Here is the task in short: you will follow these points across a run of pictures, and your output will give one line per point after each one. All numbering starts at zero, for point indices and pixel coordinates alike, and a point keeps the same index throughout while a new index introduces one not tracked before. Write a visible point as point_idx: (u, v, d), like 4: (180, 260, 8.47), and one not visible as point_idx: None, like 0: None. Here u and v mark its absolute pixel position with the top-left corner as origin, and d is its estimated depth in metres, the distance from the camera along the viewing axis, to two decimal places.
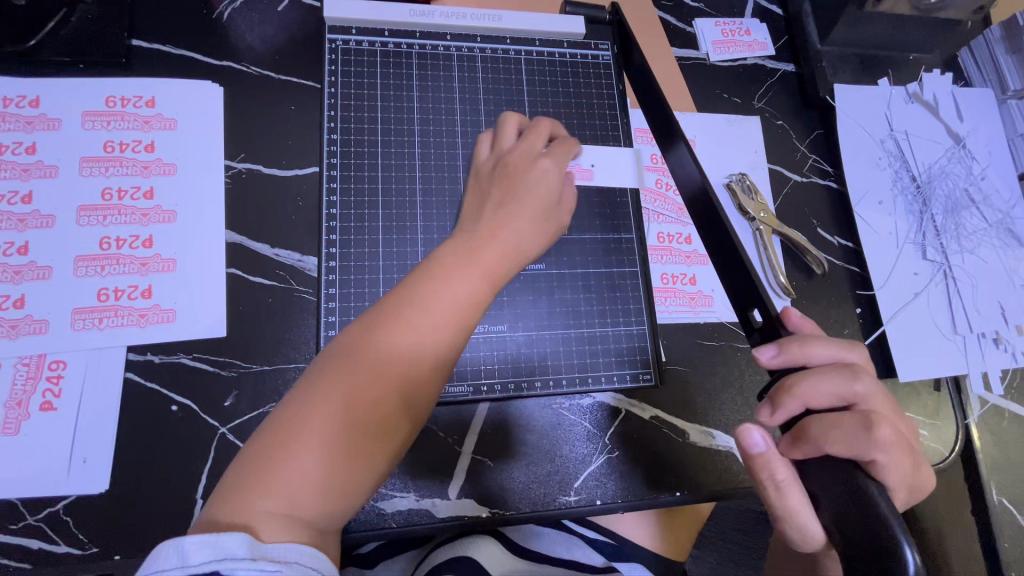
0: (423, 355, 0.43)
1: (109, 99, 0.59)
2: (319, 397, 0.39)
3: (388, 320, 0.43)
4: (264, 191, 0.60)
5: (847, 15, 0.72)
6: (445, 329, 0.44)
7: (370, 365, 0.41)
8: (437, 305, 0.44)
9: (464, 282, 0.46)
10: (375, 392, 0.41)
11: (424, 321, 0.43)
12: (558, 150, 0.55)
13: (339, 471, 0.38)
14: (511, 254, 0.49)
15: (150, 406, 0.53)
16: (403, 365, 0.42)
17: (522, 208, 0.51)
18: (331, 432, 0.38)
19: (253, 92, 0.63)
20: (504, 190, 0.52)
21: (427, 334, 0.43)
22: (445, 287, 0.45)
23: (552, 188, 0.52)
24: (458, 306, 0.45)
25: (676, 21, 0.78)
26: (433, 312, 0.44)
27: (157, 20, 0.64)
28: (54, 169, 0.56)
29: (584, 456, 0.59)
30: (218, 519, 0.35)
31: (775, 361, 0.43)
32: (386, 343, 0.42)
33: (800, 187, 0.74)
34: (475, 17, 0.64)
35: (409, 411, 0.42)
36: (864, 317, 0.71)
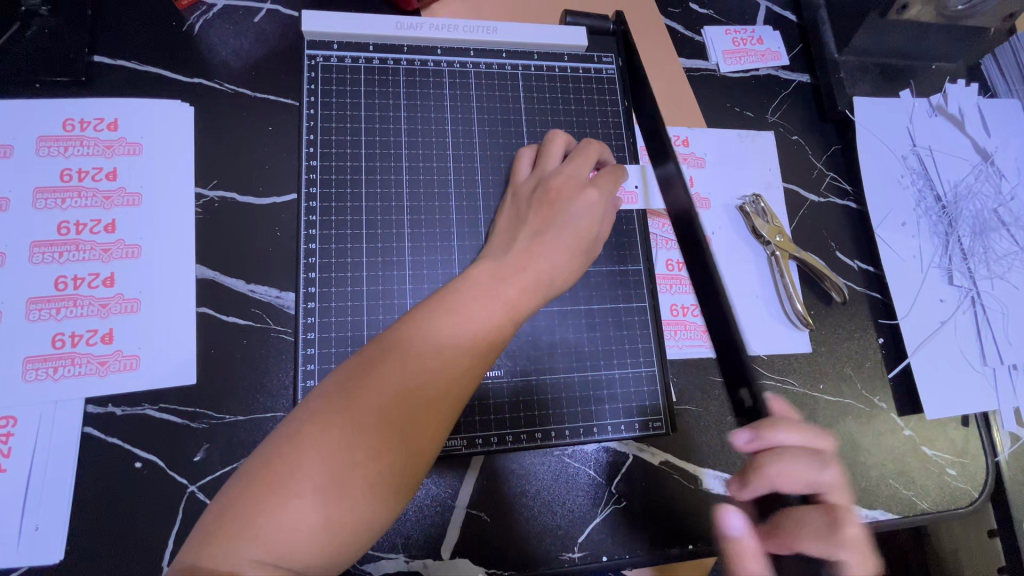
0: (436, 393, 0.38)
1: (67, 122, 0.54)
2: (316, 430, 0.35)
3: (404, 350, 0.38)
4: (238, 221, 0.55)
5: (868, 23, 0.67)
6: (461, 363, 0.39)
7: (378, 400, 0.36)
8: (453, 334, 0.40)
9: (479, 313, 0.41)
10: (380, 430, 0.36)
11: (435, 357, 0.39)
12: (604, 175, 0.51)
13: (331, 516, 0.33)
14: (529, 284, 0.44)
15: (111, 464, 0.48)
16: (410, 407, 0.37)
17: (563, 238, 0.47)
18: (327, 469, 0.34)
19: (227, 112, 0.58)
20: (543, 219, 0.47)
21: (443, 370, 0.39)
22: (463, 315, 0.41)
23: (595, 223, 0.48)
24: (476, 338, 0.40)
25: (683, 29, 0.73)
26: (448, 343, 0.39)
27: (121, 34, 0.58)
28: (5, 201, 0.51)
29: (589, 507, 0.54)
30: (201, 568, 0.31)
31: (749, 446, 0.44)
32: (397, 376, 0.37)
33: (817, 208, 0.70)
34: (468, 29, 0.59)
35: (415, 456, 0.37)
36: (886, 349, 0.66)
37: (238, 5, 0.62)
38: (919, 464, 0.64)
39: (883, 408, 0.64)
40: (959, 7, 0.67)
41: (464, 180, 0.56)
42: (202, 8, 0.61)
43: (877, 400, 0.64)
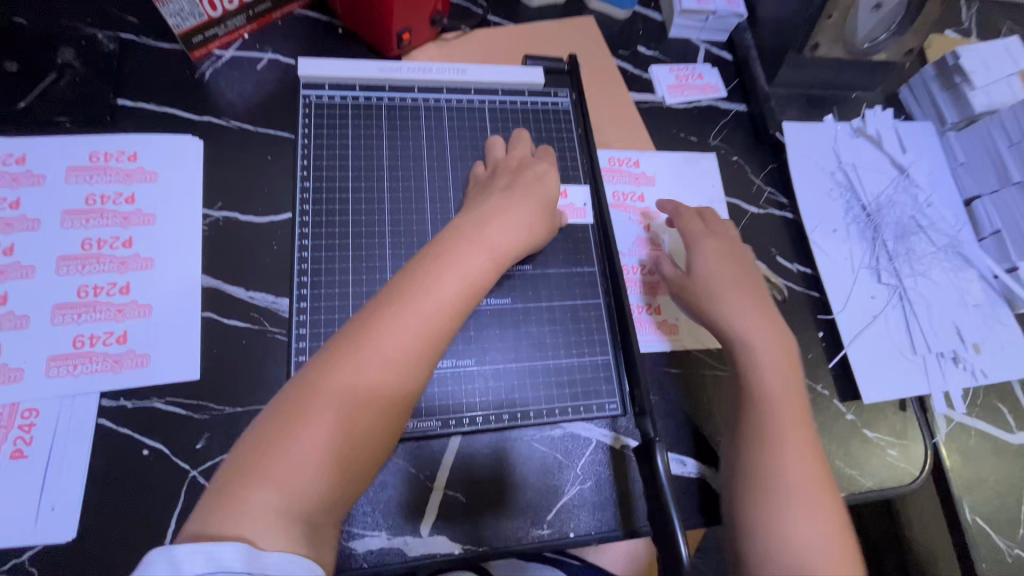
0: (412, 358, 0.44)
1: (93, 154, 0.62)
2: (311, 401, 0.40)
3: (379, 322, 0.43)
4: (240, 237, 0.63)
5: (789, 58, 0.79)
6: (434, 330, 0.45)
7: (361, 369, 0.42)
8: (425, 307, 0.45)
9: (451, 279, 0.47)
10: (368, 395, 0.41)
11: (414, 318, 0.44)
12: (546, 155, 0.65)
13: (335, 470, 0.39)
14: (492, 254, 0.51)
15: (121, 451, 0.54)
16: (396, 365, 0.43)
17: (516, 211, 0.55)
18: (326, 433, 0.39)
19: (232, 145, 0.67)
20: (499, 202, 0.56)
21: (417, 337, 0.44)
22: (438, 282, 0.46)
23: (550, 188, 0.60)
24: (446, 305, 0.46)
25: (633, 68, 0.83)
26: (421, 315, 0.45)
27: (142, 81, 0.68)
28: (37, 222, 0.59)
29: (556, 486, 0.59)
30: (210, 532, 0.35)
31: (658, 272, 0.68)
32: (376, 347, 0.43)
33: (758, 219, 0.78)
34: (441, 71, 0.68)
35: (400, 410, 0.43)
36: (826, 341, 0.73)
37: (243, 55, 0.72)
38: (863, 446, 0.69)
39: (826, 395, 0.71)
40: (864, 45, 0.80)
41: (438, 197, 0.64)
42: (212, 58, 0.71)
43: (820, 388, 0.71)
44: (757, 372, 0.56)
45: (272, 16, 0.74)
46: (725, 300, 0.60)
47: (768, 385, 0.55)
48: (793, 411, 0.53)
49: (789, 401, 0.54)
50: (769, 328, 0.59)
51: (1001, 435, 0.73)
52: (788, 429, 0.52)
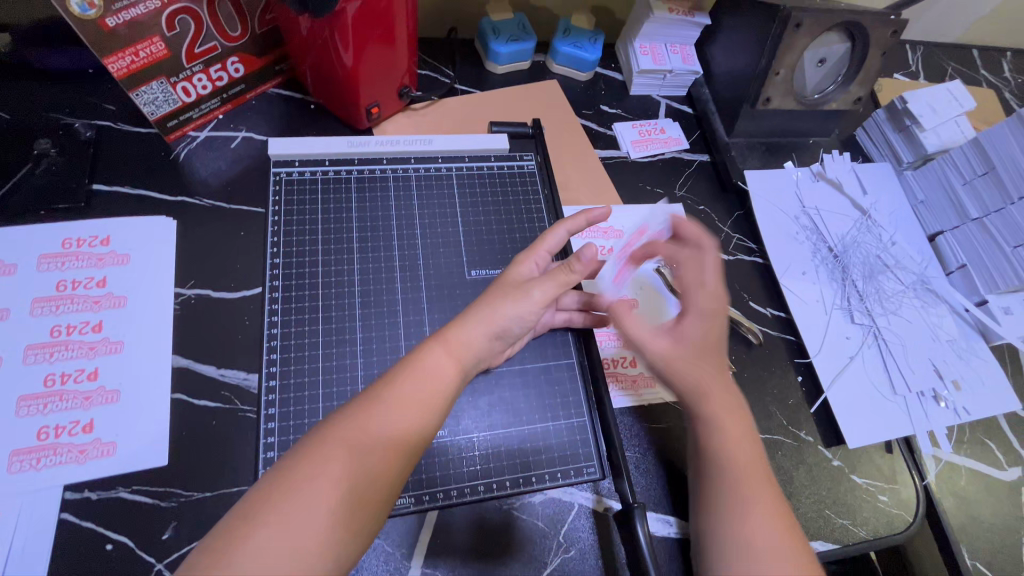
0: (398, 443, 0.46)
1: (66, 241, 0.63)
2: (288, 482, 0.41)
3: (366, 409, 0.46)
4: (212, 315, 0.63)
5: (745, 111, 0.83)
6: (418, 415, 0.48)
7: (350, 456, 0.43)
8: (408, 393, 0.48)
9: (437, 363, 0.51)
10: (347, 481, 0.42)
11: (404, 401, 0.47)
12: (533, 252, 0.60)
13: (315, 555, 0.39)
14: (479, 329, 0.53)
15: (85, 546, 0.52)
16: (387, 445, 0.45)
17: (525, 299, 0.55)
18: (311, 517, 0.40)
19: (207, 223, 0.69)
20: (505, 290, 0.56)
21: (400, 424, 0.47)
22: (425, 367, 0.50)
23: (524, 273, 0.58)
24: (429, 392, 0.49)
25: (597, 126, 0.87)
26: (405, 401, 0.47)
27: (118, 166, 0.70)
28: (6, 312, 0.59)
29: (540, 558, 0.57)
30: None
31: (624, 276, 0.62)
32: (361, 434, 0.45)
33: (728, 266, 0.80)
34: (408, 142, 0.70)
35: (383, 494, 0.44)
36: (805, 385, 0.73)
37: (218, 134, 0.75)
38: (853, 493, 0.67)
39: (810, 441, 0.70)
40: (814, 97, 0.84)
41: (408, 265, 0.65)
42: (187, 139, 0.73)
43: (804, 434, 0.70)
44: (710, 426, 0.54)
45: (246, 97, 0.77)
46: (704, 367, 0.56)
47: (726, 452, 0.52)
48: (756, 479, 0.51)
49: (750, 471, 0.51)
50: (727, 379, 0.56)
51: (991, 471, 0.72)
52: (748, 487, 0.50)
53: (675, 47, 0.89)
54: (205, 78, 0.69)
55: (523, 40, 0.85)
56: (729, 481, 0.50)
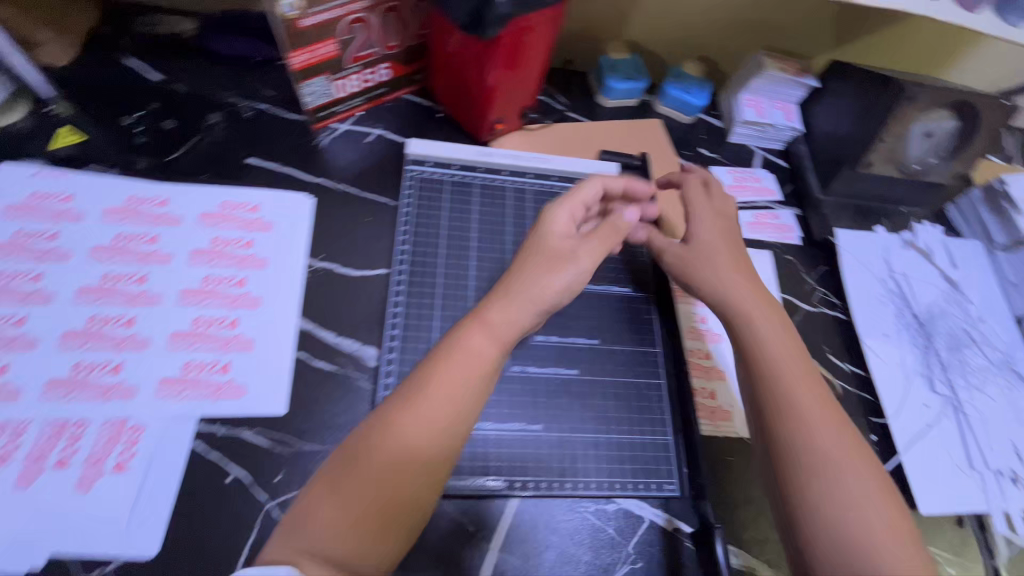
0: (443, 420, 0.51)
1: (224, 203, 0.71)
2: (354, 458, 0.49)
3: (390, 419, 0.51)
4: (337, 287, 0.70)
5: (843, 172, 0.86)
6: (451, 401, 0.52)
7: (365, 467, 0.49)
8: (451, 376, 0.53)
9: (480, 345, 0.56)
10: (401, 457, 0.49)
11: (446, 382, 0.53)
12: (570, 203, 0.64)
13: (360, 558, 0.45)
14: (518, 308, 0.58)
15: (210, 475, 0.58)
16: (435, 424, 0.51)
17: (570, 269, 0.60)
18: (357, 522, 0.46)
19: (340, 205, 0.76)
20: (545, 261, 0.60)
21: (446, 403, 0.52)
22: (466, 353, 0.55)
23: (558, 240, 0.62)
24: (471, 373, 0.54)
25: (695, 167, 0.91)
26: (451, 381, 0.53)
27: (271, 144, 0.78)
28: (168, 257, 0.66)
29: (609, 564, 0.59)
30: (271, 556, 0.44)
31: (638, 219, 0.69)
32: (411, 414, 0.51)
33: (810, 317, 0.82)
34: (528, 158, 0.76)
35: (437, 467, 0.51)
36: (879, 444, 0.73)
37: (357, 129, 0.83)
38: None
39: None
40: (915, 166, 0.86)
41: None
42: (330, 129, 0.81)
43: None
44: (803, 406, 0.55)
45: (385, 99, 0.85)
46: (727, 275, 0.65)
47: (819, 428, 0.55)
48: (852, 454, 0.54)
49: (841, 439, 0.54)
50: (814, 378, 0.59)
51: None
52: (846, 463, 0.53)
53: (779, 103, 0.93)
54: (358, 78, 0.78)
55: (637, 80, 0.91)
56: (824, 456, 0.53)
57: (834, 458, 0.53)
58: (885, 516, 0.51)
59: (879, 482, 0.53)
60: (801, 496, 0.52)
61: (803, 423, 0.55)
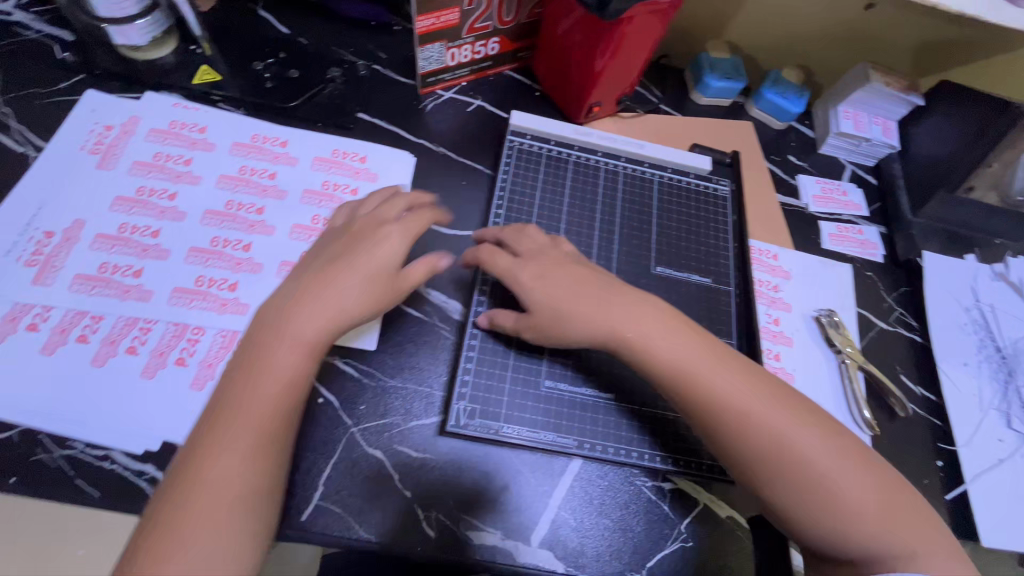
0: (270, 418, 0.50)
1: (335, 150, 0.77)
2: (213, 460, 0.48)
3: (200, 438, 0.49)
4: (429, 241, 0.74)
5: (941, 193, 0.85)
6: (281, 395, 0.51)
7: (222, 482, 0.47)
8: (264, 375, 0.51)
9: (305, 332, 0.54)
10: (242, 444, 0.49)
11: (279, 378, 0.52)
12: (370, 266, 0.58)
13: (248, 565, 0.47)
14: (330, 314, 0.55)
15: (305, 393, 0.63)
16: (244, 417, 0.50)
17: (370, 261, 0.58)
18: (227, 530, 0.46)
19: (438, 167, 0.80)
20: (337, 265, 0.58)
21: (268, 398, 0.51)
22: (284, 350, 0.52)
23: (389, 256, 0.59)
24: (283, 371, 0.52)
25: (782, 173, 0.91)
26: (281, 367, 0.52)
27: (381, 103, 0.83)
28: (284, 194, 0.72)
29: (662, 537, 0.62)
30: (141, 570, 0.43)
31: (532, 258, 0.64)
32: (230, 416, 0.50)
33: (884, 335, 0.80)
34: (624, 142, 0.78)
35: (273, 466, 0.50)
36: (945, 471, 0.72)
37: (459, 98, 0.86)
38: None
39: None
40: (1017, 198, 0.86)
41: (603, 246, 0.72)
42: (435, 95, 0.86)
43: None
44: (764, 433, 0.55)
45: (488, 72, 0.88)
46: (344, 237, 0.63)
47: (785, 444, 0.54)
48: (817, 451, 0.54)
49: (806, 442, 0.55)
50: (763, 393, 0.57)
51: None
52: (813, 466, 0.54)
53: (878, 119, 0.92)
54: (470, 49, 0.82)
55: (736, 80, 0.91)
56: (794, 469, 0.54)
57: (805, 453, 0.54)
58: (867, 485, 0.54)
59: (848, 452, 0.55)
60: (798, 515, 0.53)
61: (771, 450, 0.54)
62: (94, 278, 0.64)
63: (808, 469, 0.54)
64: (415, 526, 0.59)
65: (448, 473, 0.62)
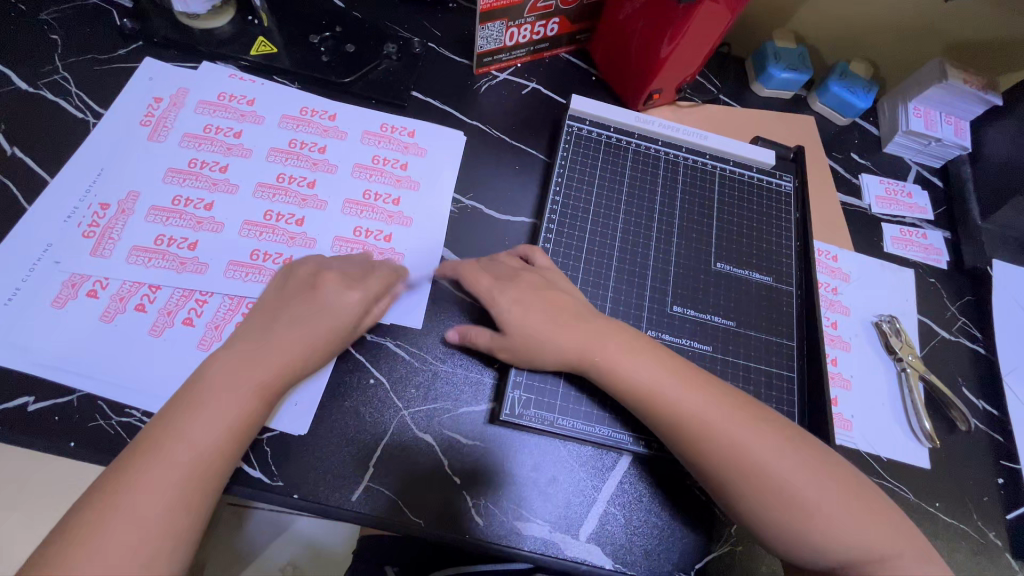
0: (214, 447, 0.49)
1: (386, 125, 0.75)
2: (142, 479, 0.47)
3: (135, 457, 0.48)
4: (481, 225, 0.73)
5: (1016, 201, 0.80)
6: (230, 426, 0.50)
7: (147, 504, 0.46)
8: (212, 401, 0.50)
9: (254, 365, 0.53)
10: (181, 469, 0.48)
11: (225, 409, 0.50)
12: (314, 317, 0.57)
13: None
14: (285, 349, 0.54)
15: (357, 373, 0.62)
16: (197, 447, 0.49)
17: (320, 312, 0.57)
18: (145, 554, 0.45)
19: (492, 150, 0.78)
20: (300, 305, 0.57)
21: (213, 428, 0.50)
22: (234, 380, 0.52)
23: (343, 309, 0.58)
24: (235, 403, 0.51)
25: (843, 171, 0.88)
26: (224, 400, 0.51)
27: (435, 82, 0.81)
28: (335, 168, 0.71)
29: (712, 539, 0.61)
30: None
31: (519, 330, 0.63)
32: (173, 438, 0.49)
33: (947, 345, 0.77)
34: (686, 132, 0.76)
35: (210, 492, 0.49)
36: (1006, 489, 0.69)
37: (513, 79, 0.84)
38: None
39: (997, 545, 0.66)
40: None
41: (663, 239, 0.70)
42: (490, 76, 0.84)
43: (992, 536, 0.67)
44: (766, 471, 0.53)
45: (544, 54, 0.86)
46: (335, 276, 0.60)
47: (785, 482, 0.53)
48: (819, 489, 0.53)
49: (809, 482, 0.53)
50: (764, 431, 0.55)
51: None
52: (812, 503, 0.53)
53: (950, 118, 0.87)
54: (529, 29, 0.79)
55: (801, 72, 0.87)
56: (795, 504, 0.53)
57: (774, 467, 0.53)
58: (866, 527, 0.53)
59: (849, 492, 0.54)
60: (792, 549, 0.53)
61: (774, 488, 0.53)
62: (150, 250, 0.63)
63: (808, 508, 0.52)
64: (465, 515, 0.59)
65: (497, 461, 0.61)
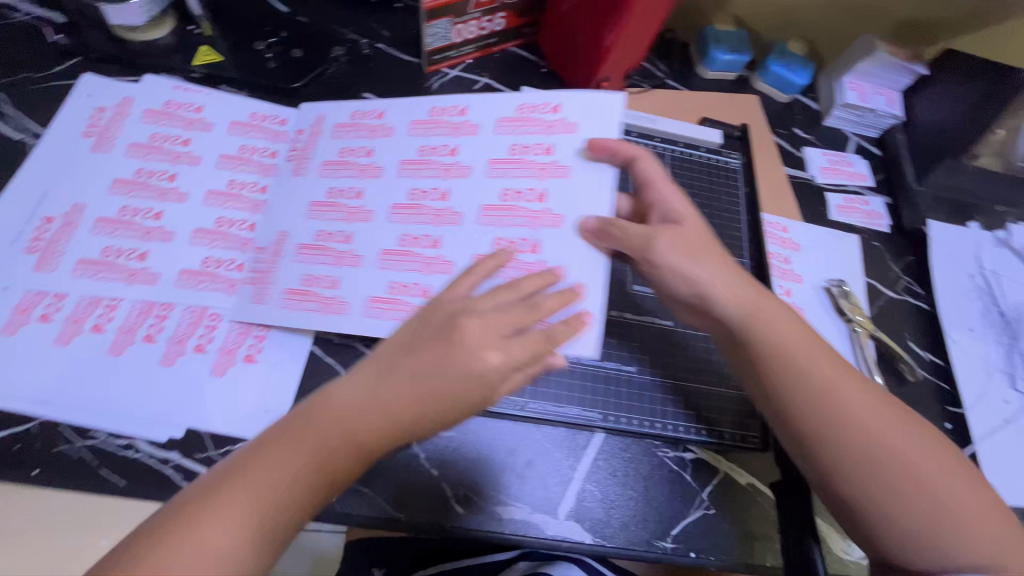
0: (284, 506, 0.42)
1: None
2: (202, 532, 0.39)
3: (192, 507, 0.40)
4: None
5: (945, 162, 0.87)
6: (305, 484, 0.42)
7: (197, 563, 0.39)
8: (298, 457, 0.42)
9: (350, 418, 0.44)
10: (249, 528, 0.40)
11: (312, 466, 0.43)
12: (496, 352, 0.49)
13: None
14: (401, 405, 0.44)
15: (326, 375, 0.62)
16: (269, 500, 0.41)
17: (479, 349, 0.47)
18: None
19: None
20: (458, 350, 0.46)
21: (286, 483, 0.42)
22: (325, 433, 0.43)
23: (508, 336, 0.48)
24: (325, 460, 0.43)
25: (788, 146, 0.91)
26: (296, 457, 0.43)
27: (386, 83, 0.81)
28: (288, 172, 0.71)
29: (684, 505, 0.63)
30: None
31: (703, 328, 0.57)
32: (256, 490, 0.41)
33: (893, 303, 0.81)
34: (634, 118, 0.78)
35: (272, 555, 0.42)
36: (954, 433, 0.74)
37: (465, 76, 0.85)
38: None
39: None
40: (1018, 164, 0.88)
41: None
42: (441, 74, 0.84)
43: None
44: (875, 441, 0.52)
45: (493, 50, 0.87)
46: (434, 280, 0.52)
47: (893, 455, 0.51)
48: (925, 462, 0.51)
49: (917, 455, 0.51)
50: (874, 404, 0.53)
51: None
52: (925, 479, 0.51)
53: (882, 90, 0.92)
54: (476, 25, 0.80)
55: (742, 53, 0.91)
56: (906, 478, 0.51)
57: (888, 436, 0.52)
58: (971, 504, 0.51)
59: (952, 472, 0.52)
60: (898, 527, 0.50)
61: (883, 460, 0.51)
62: (97, 263, 0.63)
63: (916, 480, 0.51)
64: (445, 504, 0.60)
65: (473, 449, 0.63)
